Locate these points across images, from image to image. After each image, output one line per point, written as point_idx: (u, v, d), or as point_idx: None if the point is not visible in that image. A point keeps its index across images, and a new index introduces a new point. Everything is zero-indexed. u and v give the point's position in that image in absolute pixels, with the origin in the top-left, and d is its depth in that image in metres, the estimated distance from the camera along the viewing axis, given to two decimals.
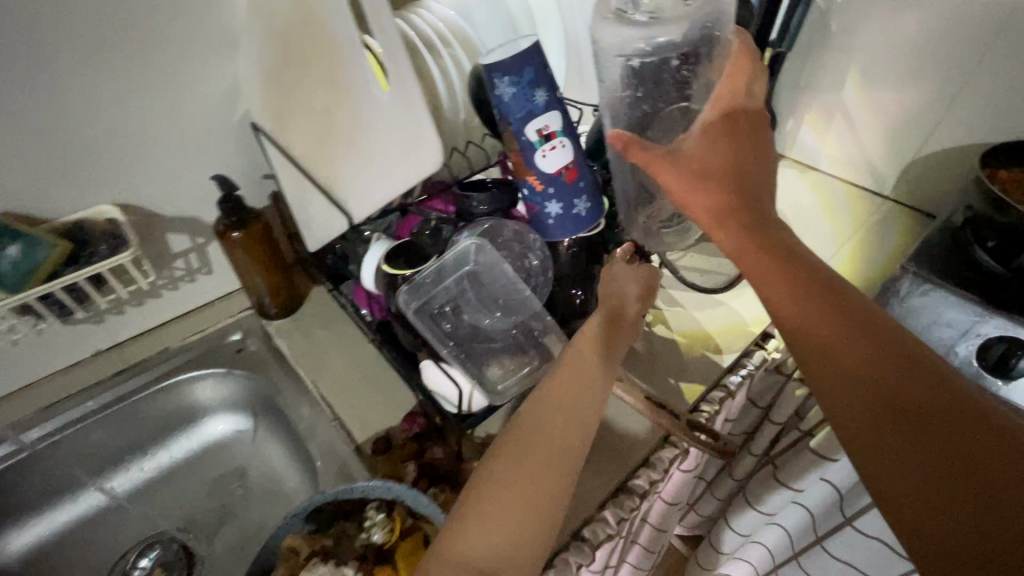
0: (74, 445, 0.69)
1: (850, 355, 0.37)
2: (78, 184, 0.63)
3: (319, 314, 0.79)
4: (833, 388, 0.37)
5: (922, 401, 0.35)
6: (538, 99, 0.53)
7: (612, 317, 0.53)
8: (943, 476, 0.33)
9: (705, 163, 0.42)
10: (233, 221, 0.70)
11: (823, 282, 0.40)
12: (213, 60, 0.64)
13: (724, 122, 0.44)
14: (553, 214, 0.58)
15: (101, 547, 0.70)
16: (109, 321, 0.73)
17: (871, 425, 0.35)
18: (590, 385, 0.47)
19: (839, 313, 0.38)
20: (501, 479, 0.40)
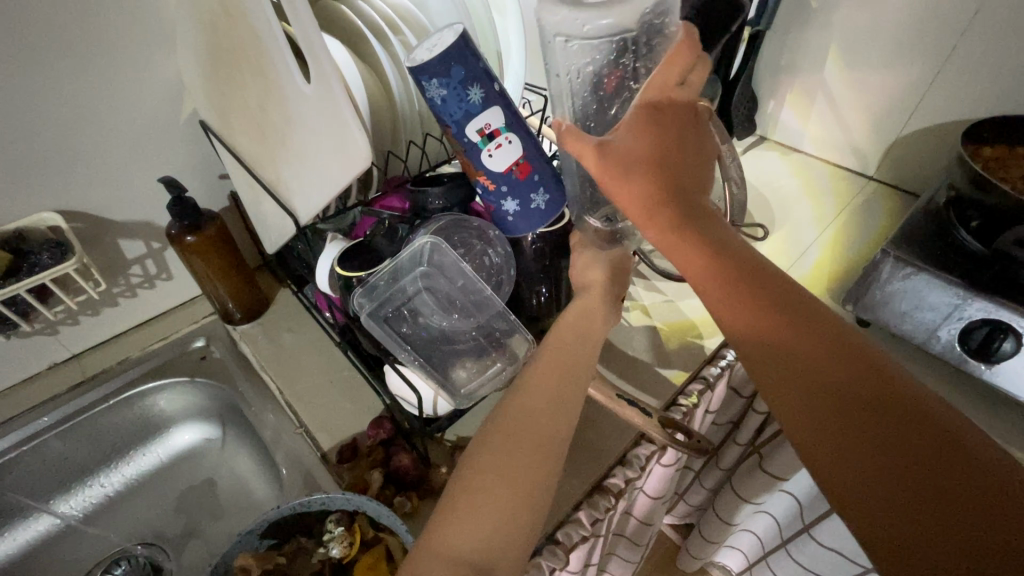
0: (28, 463, 0.66)
1: (793, 357, 0.36)
2: (16, 192, 0.60)
3: (286, 317, 0.77)
4: (782, 390, 0.36)
5: (864, 396, 0.33)
6: (474, 97, 0.49)
7: (595, 300, 0.52)
8: (899, 478, 0.31)
9: (632, 156, 0.40)
10: (186, 224, 0.67)
11: (761, 275, 0.39)
12: (156, 56, 0.61)
13: (654, 113, 0.42)
14: (511, 211, 0.55)
15: (59, 568, 0.67)
16: (64, 333, 0.70)
17: (814, 422, 0.34)
18: (572, 370, 0.45)
19: (779, 307, 0.37)
20: (486, 465, 0.38)
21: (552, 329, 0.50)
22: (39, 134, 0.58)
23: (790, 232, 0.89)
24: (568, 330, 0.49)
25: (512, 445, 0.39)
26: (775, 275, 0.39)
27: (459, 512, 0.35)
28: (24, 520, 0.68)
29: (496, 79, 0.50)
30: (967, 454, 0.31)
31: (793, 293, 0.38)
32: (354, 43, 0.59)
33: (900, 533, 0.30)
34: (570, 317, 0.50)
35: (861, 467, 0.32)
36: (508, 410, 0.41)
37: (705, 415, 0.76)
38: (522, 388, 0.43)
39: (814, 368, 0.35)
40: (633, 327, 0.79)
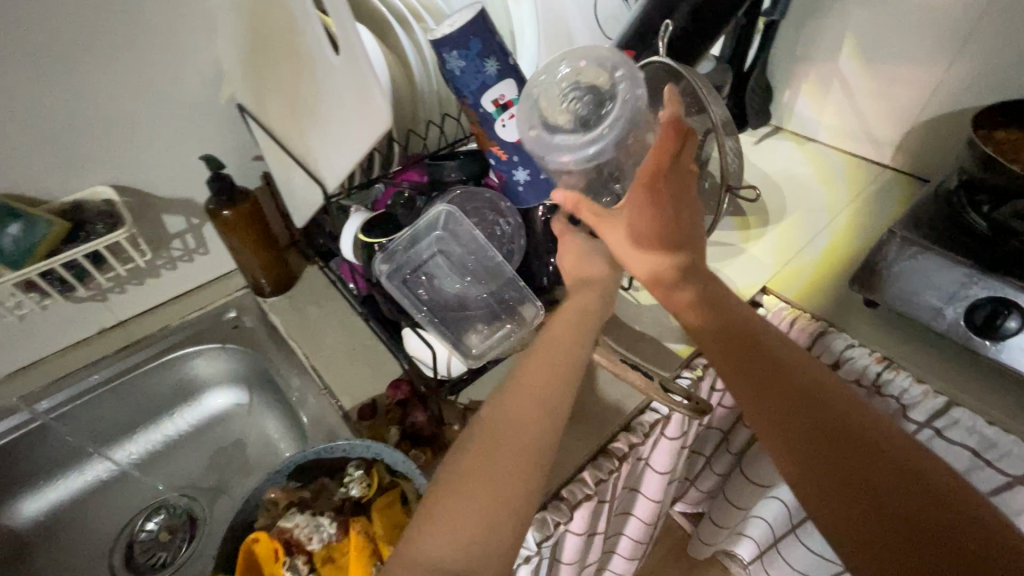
0: (81, 417, 0.72)
1: (765, 380, 0.44)
2: (75, 168, 0.66)
3: (313, 290, 0.82)
4: (756, 410, 0.43)
5: (829, 424, 0.41)
6: (490, 69, 0.53)
7: (592, 293, 0.55)
8: (850, 480, 0.38)
9: (641, 230, 0.50)
10: (223, 200, 0.73)
11: (741, 325, 0.48)
12: (201, 45, 0.67)
13: (650, 194, 0.48)
14: (522, 180, 0.60)
15: (107, 513, 0.74)
16: (113, 300, 0.76)
17: (783, 434, 0.42)
18: (561, 368, 0.47)
19: (761, 350, 0.46)
20: (466, 473, 0.40)
21: (545, 327, 0.52)
22: (96, 114, 0.64)
23: (801, 217, 0.91)
24: (560, 330, 0.51)
25: (496, 458, 0.41)
26: (755, 324, 0.48)
27: (437, 524, 0.38)
28: (80, 467, 0.74)
29: (510, 55, 0.54)
30: (913, 467, 0.37)
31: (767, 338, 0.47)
32: (381, 31, 0.64)
33: (852, 525, 0.37)
34: (568, 308, 0.53)
35: (821, 471, 0.39)
36: (487, 420, 0.44)
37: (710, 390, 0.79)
38: (504, 395, 0.45)
39: (787, 401, 0.43)
40: (641, 304, 0.82)
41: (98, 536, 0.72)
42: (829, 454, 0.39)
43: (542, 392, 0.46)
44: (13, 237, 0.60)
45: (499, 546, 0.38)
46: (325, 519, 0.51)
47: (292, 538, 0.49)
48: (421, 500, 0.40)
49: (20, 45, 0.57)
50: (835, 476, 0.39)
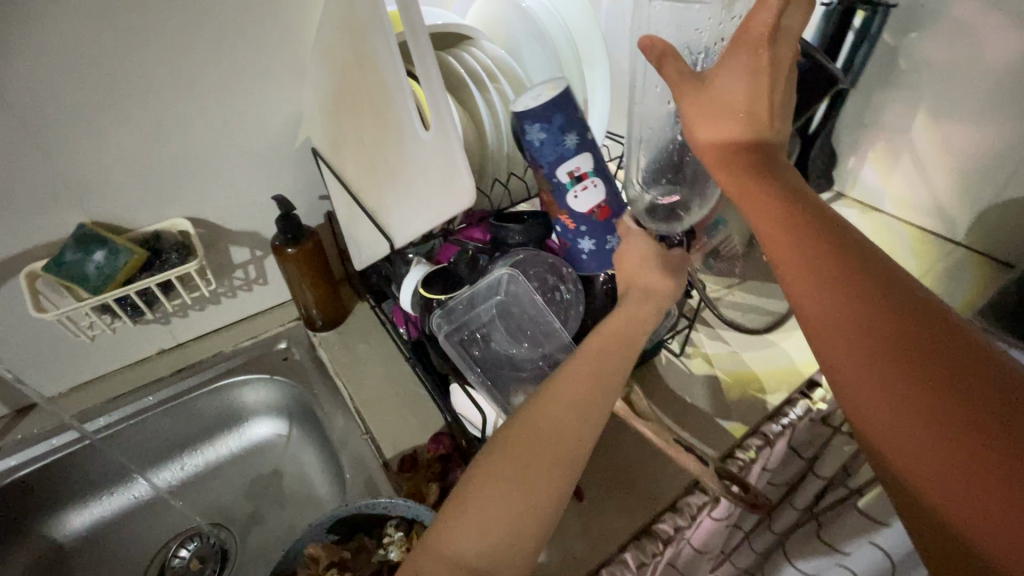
0: (131, 437, 0.74)
1: (866, 330, 0.31)
2: (158, 201, 0.70)
3: (362, 329, 0.83)
4: (853, 375, 0.31)
5: (958, 391, 0.27)
6: (569, 142, 0.54)
7: (647, 306, 0.49)
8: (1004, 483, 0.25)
9: (727, 101, 0.41)
10: (289, 238, 0.75)
11: (836, 247, 0.34)
12: (280, 92, 0.70)
13: (750, 64, 0.40)
14: (586, 250, 0.59)
15: (141, 536, 0.74)
16: (175, 324, 0.79)
17: (892, 404, 0.29)
18: (606, 373, 0.43)
19: (884, 304, 0.31)
20: (494, 469, 0.38)
21: (596, 329, 0.48)
22: (182, 151, 0.68)
23: None
24: (610, 334, 0.47)
25: (530, 459, 0.38)
26: (859, 248, 0.34)
27: (465, 527, 0.36)
28: (122, 486, 0.75)
29: (589, 129, 0.55)
30: None
31: (890, 270, 0.33)
32: (456, 89, 0.66)
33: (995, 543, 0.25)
34: (619, 321, 0.48)
35: (949, 464, 0.27)
36: (520, 421, 0.40)
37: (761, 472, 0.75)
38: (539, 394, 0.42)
39: (905, 370, 0.29)
40: (693, 374, 0.79)
41: (131, 558, 0.73)
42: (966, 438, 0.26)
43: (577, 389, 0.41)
44: (97, 265, 0.63)
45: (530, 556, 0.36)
46: None
47: None
48: (456, 483, 0.38)
49: (121, 90, 0.61)
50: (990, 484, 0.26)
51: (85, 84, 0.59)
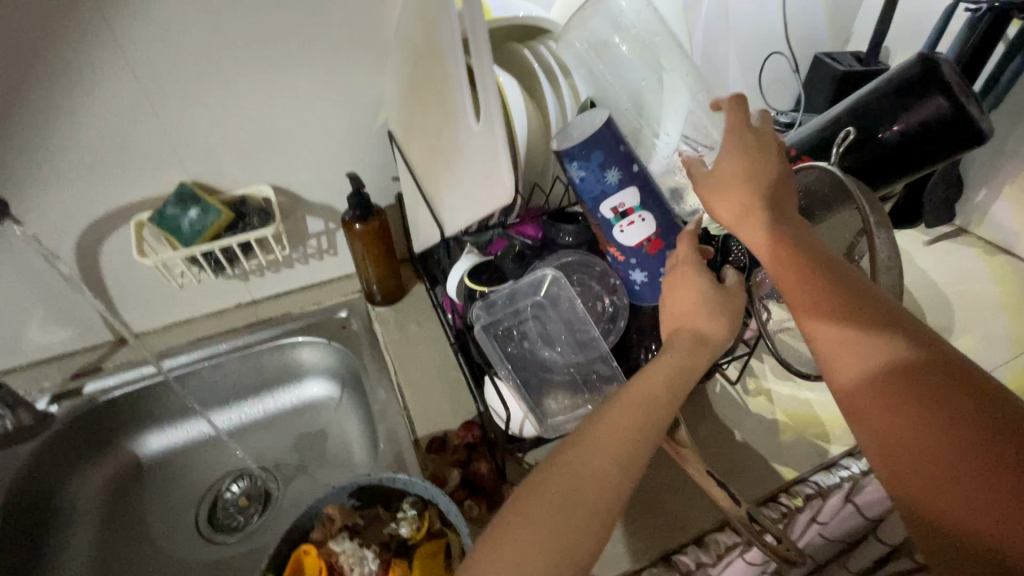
0: (201, 379, 0.82)
1: (845, 328, 0.38)
2: (247, 167, 0.76)
3: (417, 309, 0.86)
4: (836, 359, 0.38)
5: (919, 374, 0.35)
6: (611, 178, 0.53)
7: (694, 355, 0.45)
8: (939, 437, 0.33)
9: (728, 169, 0.47)
10: (358, 215, 0.78)
11: (828, 262, 0.41)
12: (367, 74, 0.73)
13: (738, 147, 0.48)
14: (639, 281, 0.57)
15: (199, 467, 0.83)
16: (252, 281, 0.86)
17: (865, 383, 0.36)
18: (651, 422, 0.41)
19: (861, 307, 0.38)
20: (529, 513, 0.36)
21: (642, 372, 0.45)
22: (273, 123, 0.73)
23: (968, 346, 0.79)
24: (659, 379, 0.44)
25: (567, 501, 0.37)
26: (841, 266, 0.41)
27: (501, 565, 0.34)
28: (186, 422, 0.84)
29: (636, 161, 0.54)
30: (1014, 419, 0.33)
31: (861, 282, 0.40)
32: (530, 84, 0.65)
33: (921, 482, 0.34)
34: (665, 362, 0.44)
35: (905, 426, 0.35)
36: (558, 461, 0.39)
37: (809, 524, 0.67)
38: (580, 436, 0.40)
39: (875, 359, 0.37)
40: (746, 408, 0.73)
41: (188, 486, 0.81)
42: (916, 407, 0.34)
43: (620, 430, 0.40)
44: (191, 219, 0.71)
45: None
46: (370, 552, 0.52)
47: (336, 564, 0.50)
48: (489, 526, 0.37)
49: (229, 62, 0.67)
50: (926, 442, 0.34)
51: (196, 55, 0.65)
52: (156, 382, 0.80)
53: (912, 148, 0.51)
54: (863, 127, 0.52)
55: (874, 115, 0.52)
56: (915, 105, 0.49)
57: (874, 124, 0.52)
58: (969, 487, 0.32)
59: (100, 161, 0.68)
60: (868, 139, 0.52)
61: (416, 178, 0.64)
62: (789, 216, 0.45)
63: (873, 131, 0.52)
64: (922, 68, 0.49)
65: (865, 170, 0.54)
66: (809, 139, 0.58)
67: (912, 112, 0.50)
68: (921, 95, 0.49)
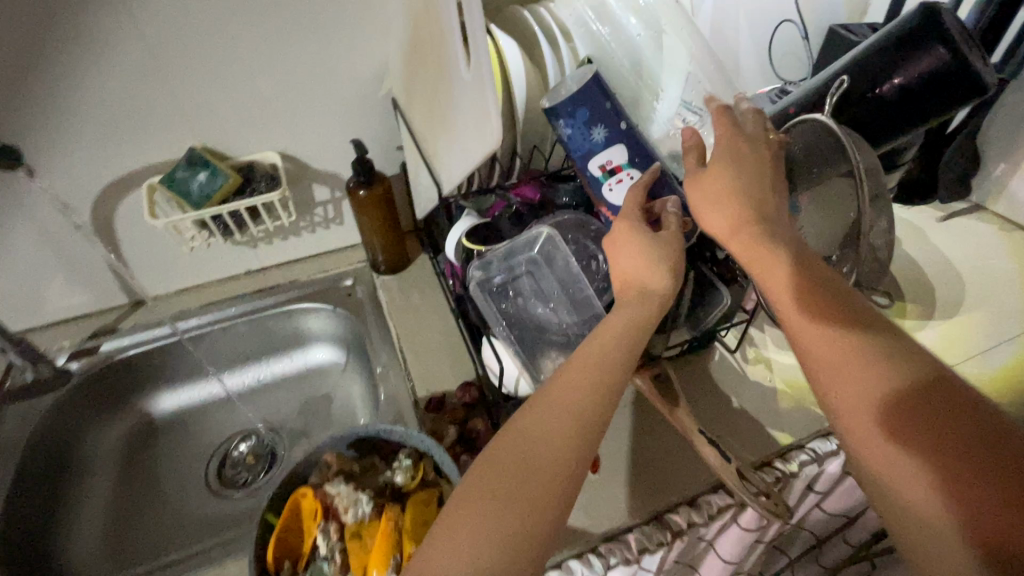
0: (211, 341, 0.85)
1: (849, 357, 0.39)
2: (255, 134, 0.77)
3: (421, 278, 0.88)
4: (839, 389, 0.39)
5: (922, 400, 0.36)
6: (597, 136, 0.54)
7: (643, 310, 0.46)
8: (942, 462, 0.34)
9: (719, 182, 0.48)
10: (362, 180, 0.80)
11: (831, 291, 0.42)
12: (372, 41, 0.74)
13: (728, 158, 0.49)
14: None
15: (209, 426, 0.86)
16: (261, 249, 0.88)
17: (867, 411, 0.38)
18: (605, 387, 0.41)
19: (862, 337, 0.40)
20: (486, 477, 0.37)
21: (591, 337, 0.45)
22: (280, 90, 0.74)
23: (979, 321, 0.77)
24: (609, 345, 0.44)
25: (521, 471, 0.37)
26: (845, 295, 0.42)
27: (455, 535, 0.35)
28: (198, 383, 0.87)
29: (624, 118, 0.54)
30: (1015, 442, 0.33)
31: (864, 310, 0.41)
32: (531, 48, 0.66)
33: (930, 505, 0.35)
34: (617, 323, 0.45)
35: (909, 453, 0.36)
36: (511, 432, 0.39)
37: (804, 491, 0.68)
38: (535, 400, 0.41)
39: (877, 388, 0.38)
40: (746, 376, 0.73)
41: (198, 444, 0.84)
42: (920, 433, 0.36)
43: (577, 392, 0.40)
44: (200, 183, 0.73)
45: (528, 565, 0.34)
46: (365, 496, 0.52)
47: (331, 505, 0.51)
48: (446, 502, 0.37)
49: (235, 28, 0.67)
50: (931, 465, 0.35)
51: (201, 23, 0.66)
52: (167, 341, 0.82)
53: (911, 104, 0.51)
54: (863, 80, 0.52)
55: (876, 67, 0.51)
56: (915, 56, 0.49)
57: (875, 79, 0.51)
58: (974, 507, 0.33)
59: (110, 128, 0.70)
60: (869, 91, 0.52)
61: (416, 141, 0.65)
62: (790, 239, 0.46)
63: (873, 86, 0.51)
64: (922, 18, 0.48)
65: (866, 125, 0.53)
66: (806, 95, 0.56)
67: (912, 64, 0.49)
68: (923, 46, 0.48)
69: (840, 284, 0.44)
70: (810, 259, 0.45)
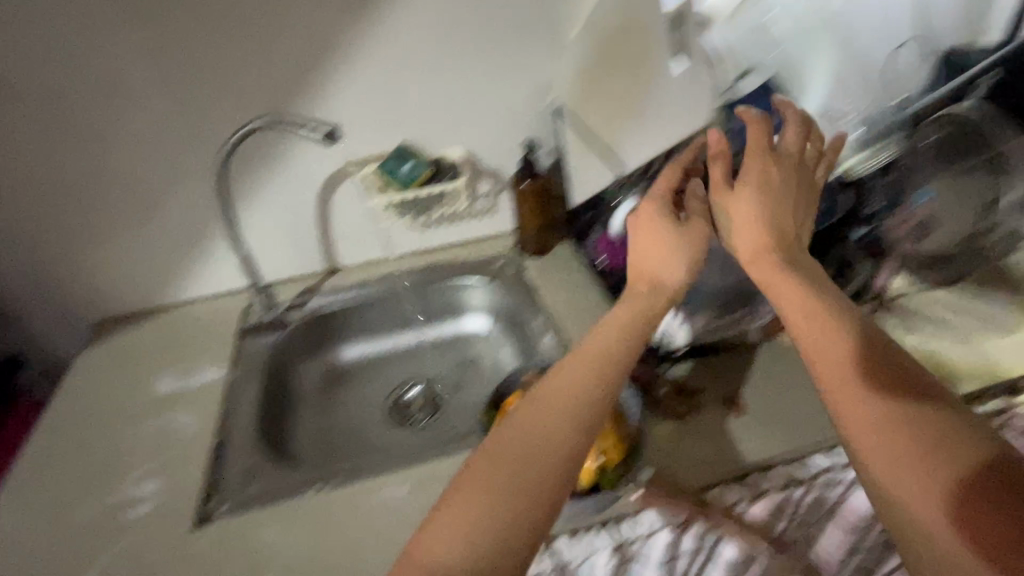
0: (390, 303, 1.02)
1: (840, 373, 0.48)
2: (443, 135, 0.95)
3: (564, 261, 1.02)
4: (837, 395, 0.47)
5: (898, 414, 0.44)
6: (764, 128, 0.68)
7: (653, 304, 0.58)
8: (909, 466, 0.42)
9: (743, 211, 0.58)
10: (525, 174, 0.95)
11: (826, 317, 0.51)
12: (545, 62, 0.91)
13: (754, 184, 0.58)
14: None
15: (384, 376, 1.02)
16: (430, 232, 1.05)
17: (860, 417, 0.45)
18: (608, 388, 0.52)
19: (842, 358, 0.48)
20: (498, 459, 0.47)
21: (605, 340, 0.55)
22: (469, 100, 0.92)
23: None
24: (620, 356, 0.54)
25: (523, 452, 0.47)
26: (837, 323, 0.51)
27: (466, 496, 0.45)
28: (376, 340, 1.04)
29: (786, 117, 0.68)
30: (957, 450, 0.42)
31: (859, 334, 0.50)
32: None
33: (902, 499, 0.42)
34: (624, 315, 0.57)
35: (891, 456, 0.43)
36: (525, 418, 0.50)
37: None
38: (549, 394, 0.51)
39: (858, 401, 0.46)
40: None
41: (376, 389, 1.00)
42: (895, 441, 0.43)
43: (579, 390, 0.51)
44: (405, 171, 0.90)
45: (517, 551, 0.43)
46: None
47: None
48: (465, 467, 0.48)
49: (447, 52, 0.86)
50: (901, 465, 0.42)
51: (425, 45, 0.86)
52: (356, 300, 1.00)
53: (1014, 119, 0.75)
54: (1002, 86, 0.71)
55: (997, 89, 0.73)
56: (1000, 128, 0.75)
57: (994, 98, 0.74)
58: (925, 502, 0.41)
59: (348, 121, 0.89)
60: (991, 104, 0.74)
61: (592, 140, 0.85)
62: (800, 271, 0.55)
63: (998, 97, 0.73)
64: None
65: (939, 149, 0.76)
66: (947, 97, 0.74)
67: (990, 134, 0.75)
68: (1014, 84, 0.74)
69: (833, 312, 0.52)
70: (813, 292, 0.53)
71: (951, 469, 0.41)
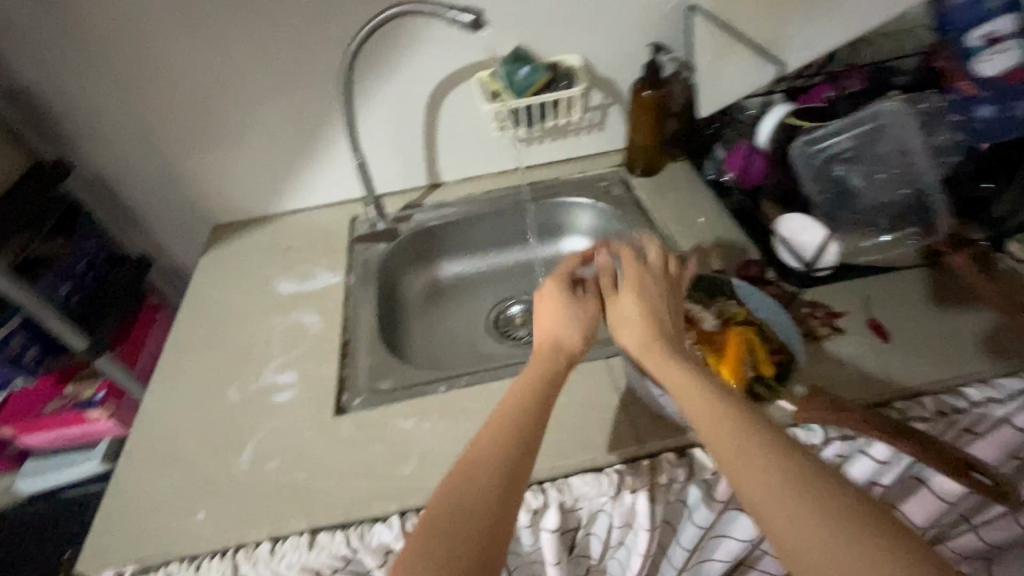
0: (492, 220, 1.00)
1: (743, 456, 0.44)
2: (562, 38, 0.89)
3: (676, 181, 0.96)
4: (743, 475, 0.43)
5: (818, 491, 0.41)
6: (990, 8, 0.73)
7: (551, 366, 0.57)
8: (842, 545, 0.38)
9: (626, 315, 0.60)
10: (647, 82, 0.89)
11: (721, 402, 0.49)
12: None
13: (632, 285, 0.62)
14: (984, 115, 0.76)
15: (483, 292, 1.02)
16: (533, 147, 1.01)
17: (765, 497, 0.41)
18: (524, 447, 0.49)
19: (750, 434, 0.45)
20: (425, 541, 0.43)
21: (517, 399, 0.54)
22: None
23: None
24: (535, 415, 0.52)
25: (445, 536, 0.43)
26: (734, 402, 0.49)
27: None
28: (475, 257, 1.03)
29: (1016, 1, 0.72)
30: (888, 525, 0.38)
31: (748, 411, 0.48)
32: None
33: None
34: (532, 381, 0.56)
35: (816, 539, 0.38)
36: (440, 499, 0.46)
37: None
38: (459, 469, 0.48)
39: (770, 478, 0.42)
40: None
41: (477, 304, 1.00)
42: (821, 521, 0.39)
43: (492, 457, 0.48)
44: (523, 74, 0.84)
45: None
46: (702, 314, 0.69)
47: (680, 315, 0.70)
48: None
49: None
50: (836, 549, 0.38)
51: None
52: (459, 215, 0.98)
53: None
54: None
55: None
56: None
57: None
58: None
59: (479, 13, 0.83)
60: None
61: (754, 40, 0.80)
62: (687, 361, 0.55)
63: None
64: None
65: None
66: None
67: None
68: None
69: (731, 394, 0.50)
70: (706, 381, 0.52)
71: (889, 541, 0.37)
